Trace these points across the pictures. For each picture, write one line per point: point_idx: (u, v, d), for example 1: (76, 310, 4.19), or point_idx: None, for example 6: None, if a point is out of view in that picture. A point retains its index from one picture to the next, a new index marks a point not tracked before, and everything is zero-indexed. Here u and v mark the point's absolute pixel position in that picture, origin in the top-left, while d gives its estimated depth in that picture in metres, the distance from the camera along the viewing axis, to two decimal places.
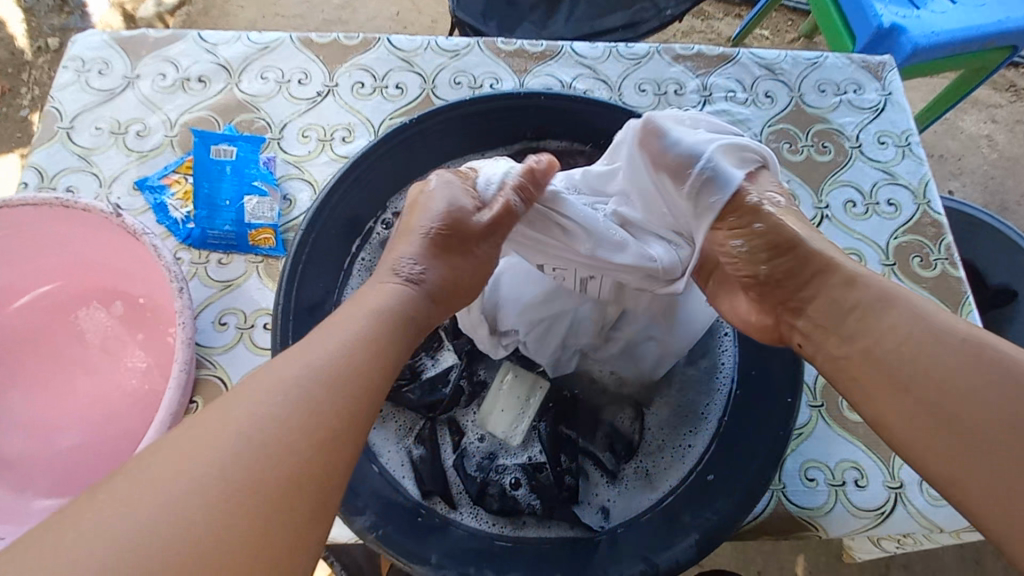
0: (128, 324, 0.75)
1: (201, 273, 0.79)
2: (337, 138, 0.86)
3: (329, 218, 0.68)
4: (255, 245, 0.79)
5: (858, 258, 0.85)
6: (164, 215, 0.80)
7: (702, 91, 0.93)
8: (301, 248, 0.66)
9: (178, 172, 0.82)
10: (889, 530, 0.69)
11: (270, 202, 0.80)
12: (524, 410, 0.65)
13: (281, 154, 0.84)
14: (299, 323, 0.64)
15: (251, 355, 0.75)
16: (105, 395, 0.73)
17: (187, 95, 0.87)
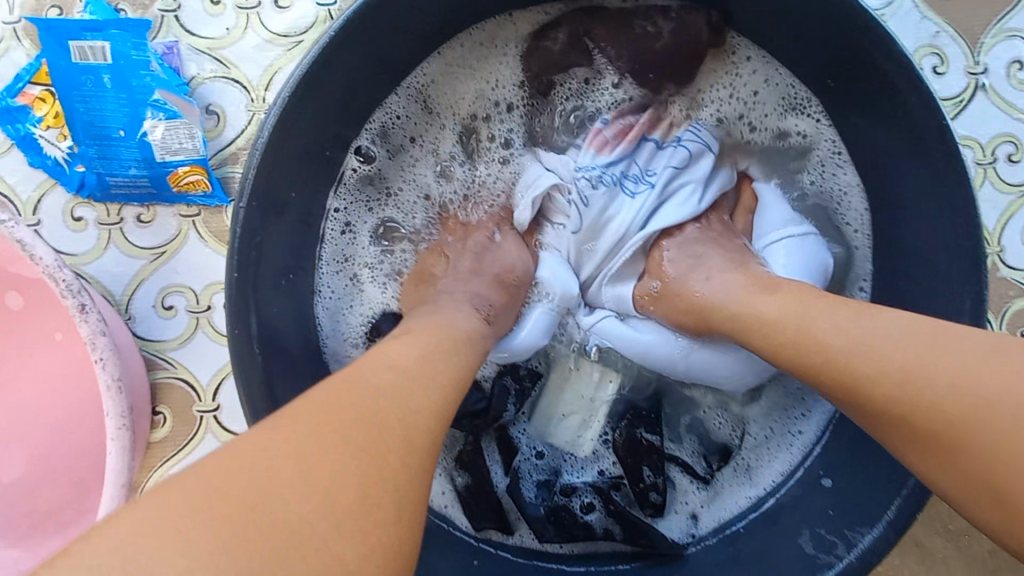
0: (39, 321, 0.55)
1: (118, 238, 0.56)
2: (266, 2, 0.55)
3: (278, 172, 0.42)
4: (182, 191, 0.55)
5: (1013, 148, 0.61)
6: (37, 155, 0.54)
7: None
8: (245, 235, 0.40)
9: (38, 84, 0.53)
10: None
11: (185, 124, 0.53)
12: (592, 413, 0.54)
13: (185, 39, 0.55)
14: (268, 348, 0.43)
15: (217, 346, 0.57)
16: (42, 414, 0.56)
17: None
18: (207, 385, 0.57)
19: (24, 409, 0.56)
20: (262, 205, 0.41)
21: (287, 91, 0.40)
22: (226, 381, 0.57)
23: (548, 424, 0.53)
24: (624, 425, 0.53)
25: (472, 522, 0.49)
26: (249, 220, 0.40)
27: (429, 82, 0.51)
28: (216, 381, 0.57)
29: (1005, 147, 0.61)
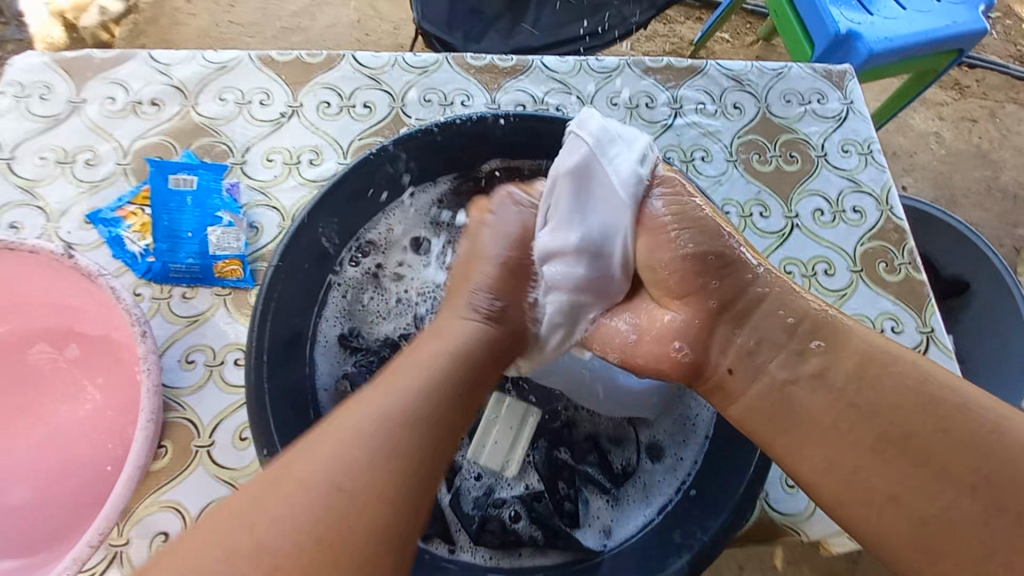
0: (84, 367, 0.70)
1: (164, 309, 0.74)
2: (304, 161, 0.83)
3: (297, 253, 0.65)
4: (222, 276, 0.75)
5: (827, 266, 0.86)
6: (120, 249, 0.76)
7: (673, 104, 0.93)
8: (272, 286, 0.63)
9: (134, 203, 0.77)
10: None
11: (236, 231, 0.77)
12: (516, 441, 0.67)
13: (245, 180, 0.81)
14: (274, 364, 0.62)
15: (223, 394, 0.72)
16: (61, 446, 0.67)
17: (139, 120, 0.82)
18: (207, 424, 0.70)
19: (44, 443, 0.68)
20: (277, 285, 0.63)
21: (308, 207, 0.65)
22: (223, 422, 0.70)
23: (481, 450, 0.66)
24: (543, 450, 0.68)
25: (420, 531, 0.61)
26: (274, 294, 0.63)
27: (404, 211, 0.74)
28: (215, 422, 0.70)
29: (821, 265, 0.85)
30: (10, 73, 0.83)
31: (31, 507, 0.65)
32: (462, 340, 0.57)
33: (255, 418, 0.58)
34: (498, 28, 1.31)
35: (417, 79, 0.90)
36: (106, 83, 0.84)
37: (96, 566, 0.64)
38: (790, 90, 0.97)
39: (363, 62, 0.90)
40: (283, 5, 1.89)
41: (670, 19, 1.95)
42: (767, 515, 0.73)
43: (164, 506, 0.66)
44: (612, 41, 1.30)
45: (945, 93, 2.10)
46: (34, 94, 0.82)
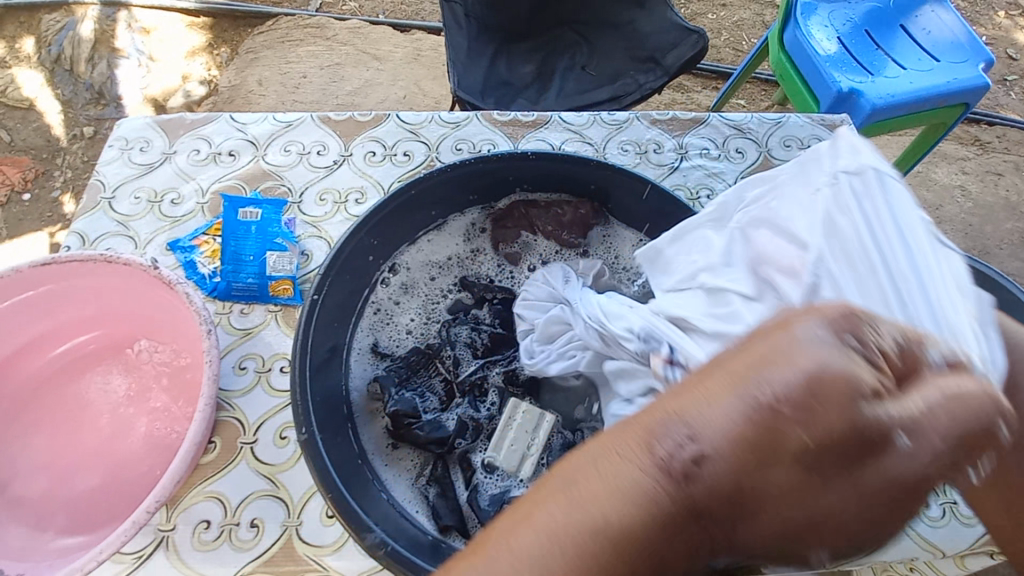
0: (155, 369, 0.80)
1: (225, 322, 0.85)
2: (351, 200, 0.96)
3: (338, 272, 0.74)
4: (275, 295, 0.86)
5: None
6: (192, 271, 0.88)
7: (678, 150, 1.03)
8: (316, 299, 0.71)
9: (208, 234, 0.91)
10: (891, 552, 0.72)
11: (289, 256, 0.88)
12: (531, 444, 0.71)
13: (301, 216, 0.94)
14: (314, 363, 0.69)
15: (268, 396, 0.80)
16: (127, 438, 0.76)
17: (218, 167, 0.98)
18: (252, 422, 0.78)
19: (111, 433, 0.77)
20: (325, 293, 0.72)
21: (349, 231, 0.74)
22: (266, 421, 0.78)
23: (499, 450, 0.71)
24: (557, 451, 0.71)
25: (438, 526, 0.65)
26: (317, 303, 0.71)
27: (431, 240, 0.84)
28: (260, 421, 0.78)
29: None
30: (119, 132, 1.01)
31: (95, 491, 0.73)
32: (658, 479, 0.34)
33: (298, 405, 0.64)
34: (525, 96, 1.48)
35: (451, 132, 1.03)
36: (194, 138, 1.01)
37: (145, 548, 0.70)
38: (789, 136, 1.05)
39: (404, 119, 1.05)
40: (341, 86, 2.16)
41: (686, 87, 2.11)
42: None
43: (208, 496, 0.73)
44: (628, 102, 1.44)
45: (965, 148, 2.14)
46: (136, 147, 0.99)
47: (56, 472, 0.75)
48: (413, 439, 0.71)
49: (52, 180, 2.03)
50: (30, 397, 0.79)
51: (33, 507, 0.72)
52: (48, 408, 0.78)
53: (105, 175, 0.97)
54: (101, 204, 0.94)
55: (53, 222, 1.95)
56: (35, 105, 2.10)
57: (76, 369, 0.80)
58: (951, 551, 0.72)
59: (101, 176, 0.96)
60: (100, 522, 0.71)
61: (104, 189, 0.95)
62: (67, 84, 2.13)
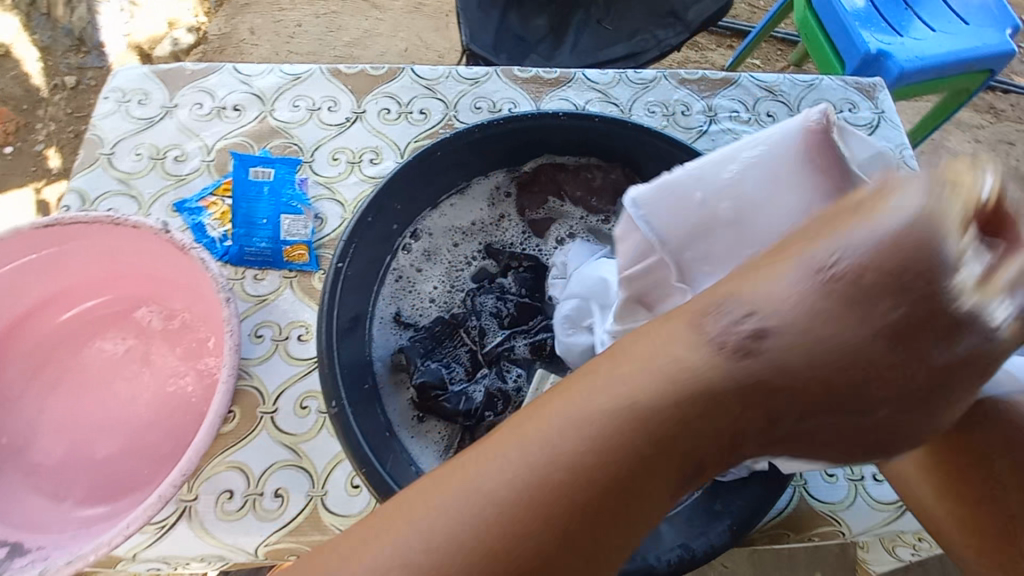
0: (168, 336, 0.78)
1: (238, 288, 0.81)
2: (365, 161, 0.91)
3: (362, 238, 0.70)
4: (290, 260, 0.83)
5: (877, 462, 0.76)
6: (201, 234, 0.84)
7: (707, 112, 0.99)
8: (340, 265, 0.67)
9: (216, 194, 0.86)
10: (909, 522, 0.73)
11: (304, 220, 0.84)
12: None
13: (313, 176, 0.89)
14: (342, 335, 0.66)
15: (287, 365, 0.78)
16: (143, 405, 0.74)
17: (223, 123, 0.92)
18: (272, 392, 0.76)
19: (126, 401, 0.75)
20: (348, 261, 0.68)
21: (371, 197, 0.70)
22: (286, 391, 0.76)
23: None
24: None
25: None
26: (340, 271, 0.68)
27: (452, 205, 0.81)
28: (279, 390, 0.76)
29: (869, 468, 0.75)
30: (115, 82, 0.95)
31: (113, 460, 0.72)
32: None
33: (326, 371, 0.62)
34: (539, 51, 1.40)
35: (469, 89, 0.98)
36: (197, 91, 0.94)
37: (169, 518, 0.69)
38: (821, 100, 1.01)
39: (419, 74, 0.99)
40: (338, 36, 2.05)
41: (701, 46, 2.02)
42: (807, 503, 0.73)
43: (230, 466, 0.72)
44: (646, 61, 1.37)
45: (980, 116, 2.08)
46: (134, 99, 0.93)
47: (70, 440, 0.72)
48: (440, 411, 0.69)
49: (34, 133, 1.93)
50: (36, 363, 0.76)
51: (50, 474, 0.70)
52: (58, 375, 0.76)
53: (102, 129, 0.91)
54: (100, 160, 0.88)
55: (39, 177, 1.86)
56: (11, 50, 1.97)
57: (84, 334, 0.77)
58: None
59: (98, 131, 0.90)
60: (121, 491, 0.69)
61: (103, 145, 0.89)
62: (46, 29, 1.99)
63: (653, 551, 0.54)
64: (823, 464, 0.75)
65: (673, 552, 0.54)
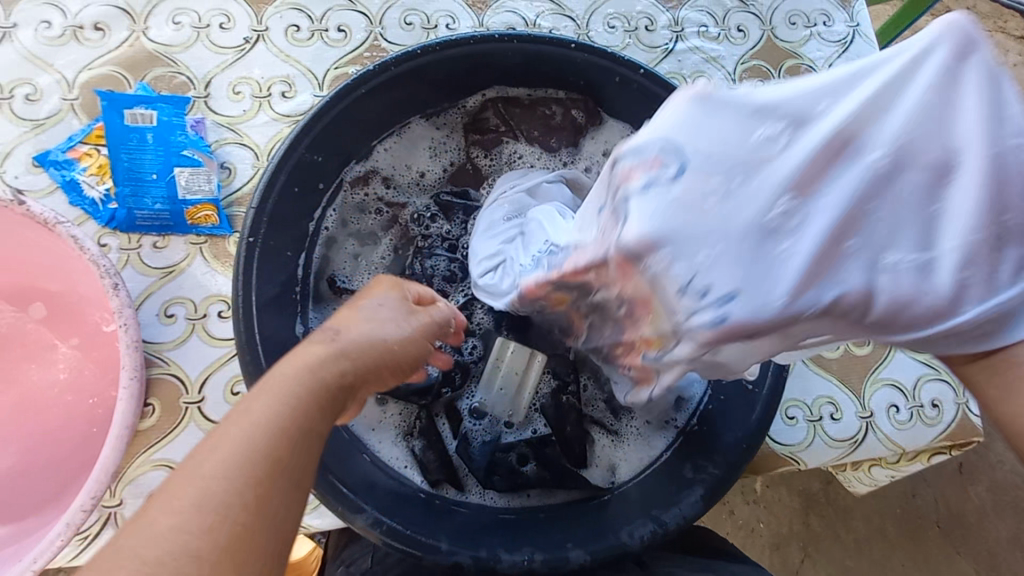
0: (54, 324, 0.65)
1: (134, 260, 0.68)
2: (276, 94, 0.75)
3: (277, 199, 0.58)
4: (195, 224, 0.69)
5: (834, 407, 0.76)
6: (77, 195, 0.69)
7: (673, 27, 0.87)
8: (253, 229, 0.56)
9: (88, 144, 0.70)
10: (862, 455, 0.75)
11: (206, 173, 0.70)
12: (522, 386, 0.66)
13: (211, 116, 0.73)
14: (264, 316, 0.56)
15: (208, 348, 0.67)
16: (37, 403, 0.64)
17: (82, 47, 0.74)
18: (195, 380, 0.66)
19: (17, 402, 0.64)
20: (267, 235, 0.57)
21: (277, 155, 0.57)
22: (211, 377, 0.66)
23: (488, 394, 0.66)
24: (549, 394, 0.66)
25: (429, 480, 0.60)
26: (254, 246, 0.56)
27: (388, 154, 0.70)
28: (203, 376, 0.66)
29: (827, 408, 0.76)
30: None
31: None
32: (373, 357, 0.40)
33: (247, 356, 0.53)
34: None
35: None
36: (40, 4, 0.74)
37: (90, 528, 0.61)
38: (794, 10, 0.91)
39: None
40: None
41: None
42: (767, 446, 0.74)
43: (156, 465, 0.63)
44: None
45: None
46: None
47: None
48: (393, 391, 0.63)
49: None
50: None
51: None
52: None
53: None
54: None
55: None
56: None
57: None
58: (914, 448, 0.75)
59: None
60: None
61: None
62: None
63: (625, 524, 0.54)
64: (783, 408, 0.75)
65: (645, 527, 0.53)
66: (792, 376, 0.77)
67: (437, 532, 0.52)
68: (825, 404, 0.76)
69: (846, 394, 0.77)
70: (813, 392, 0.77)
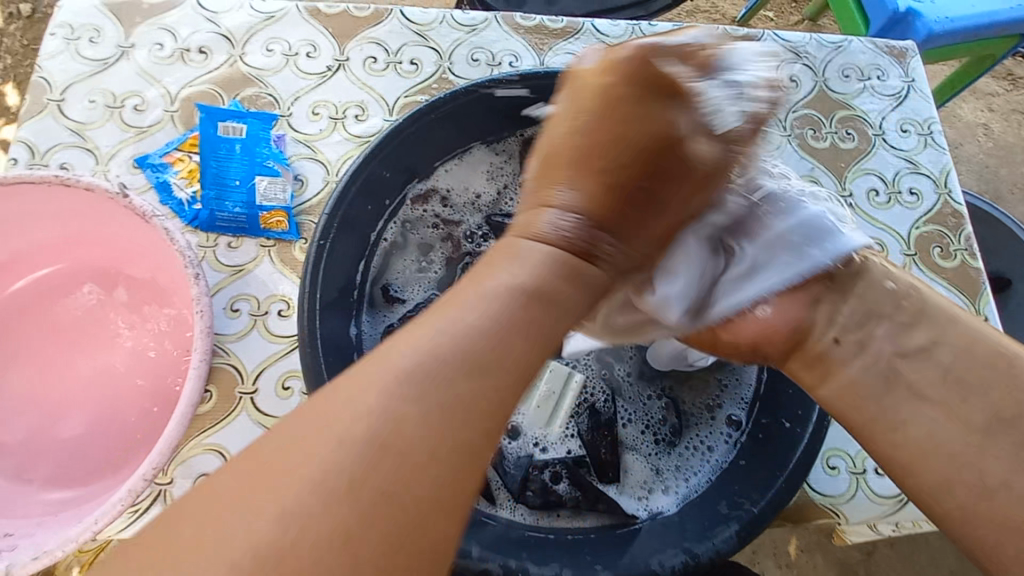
0: (135, 310, 0.71)
1: (210, 257, 0.74)
2: (350, 117, 0.82)
3: (348, 207, 0.63)
4: (267, 228, 0.75)
5: (879, 460, 0.74)
6: (167, 195, 0.76)
7: None
8: (325, 234, 0.61)
9: (182, 150, 0.78)
10: (908, 514, 0.72)
11: (282, 182, 0.77)
12: (557, 404, 0.67)
13: (292, 133, 0.80)
14: (325, 314, 0.60)
15: (266, 343, 0.71)
16: (109, 381, 0.69)
17: (187, 67, 0.83)
18: (250, 371, 0.70)
19: (93, 379, 0.69)
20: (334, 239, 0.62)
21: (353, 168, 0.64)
22: (265, 370, 0.70)
23: (524, 412, 0.67)
24: (585, 418, 0.67)
25: None
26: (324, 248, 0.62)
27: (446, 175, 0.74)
28: (259, 369, 0.70)
29: (871, 461, 0.73)
30: (61, 16, 0.84)
31: (77, 442, 0.66)
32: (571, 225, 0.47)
33: (307, 348, 0.57)
34: None
35: (466, 37, 0.88)
36: (156, 29, 0.84)
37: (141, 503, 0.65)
38: (848, 64, 0.93)
39: (411, 18, 0.88)
40: None
41: None
42: (806, 495, 0.72)
43: (205, 450, 0.67)
44: (657, 9, 1.07)
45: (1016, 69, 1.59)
46: (84, 37, 0.83)
47: (31, 419, 0.67)
48: None
49: None
50: None
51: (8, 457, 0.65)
52: (17, 347, 0.70)
53: (50, 70, 0.81)
54: (49, 107, 0.79)
55: None
56: None
57: (43, 305, 0.71)
58: None
59: (45, 72, 0.81)
60: (87, 476, 0.64)
61: (51, 90, 0.80)
62: None
63: (656, 553, 0.53)
64: (825, 455, 0.73)
65: (677, 557, 0.53)
66: (835, 423, 0.75)
67: (468, 538, 0.53)
68: (869, 456, 0.74)
69: None
70: (857, 443, 0.74)
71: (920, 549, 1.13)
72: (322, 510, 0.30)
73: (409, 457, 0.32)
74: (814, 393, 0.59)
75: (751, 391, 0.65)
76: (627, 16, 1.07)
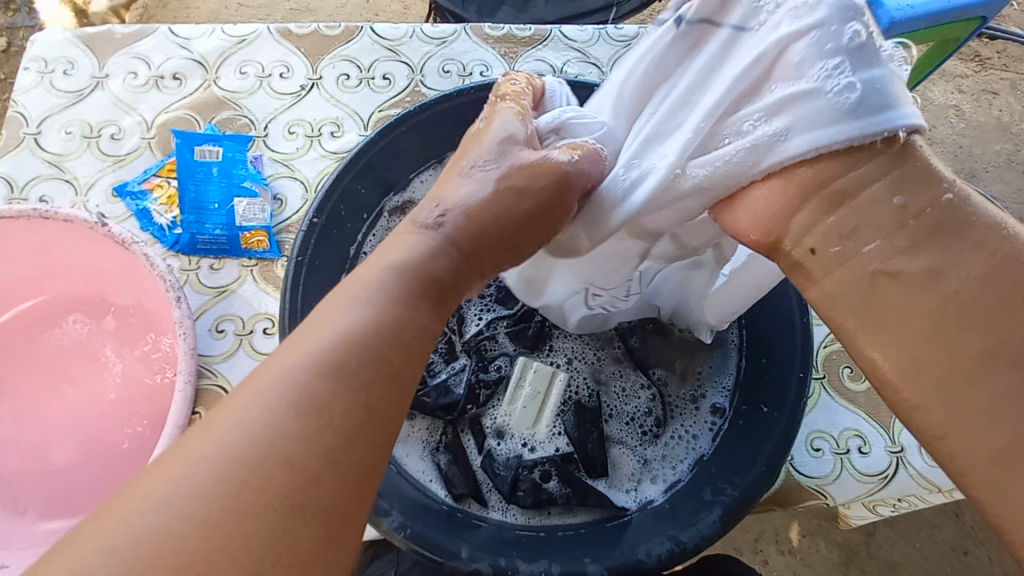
0: (120, 337, 0.72)
1: (193, 280, 0.75)
2: (326, 133, 0.83)
3: (328, 225, 0.65)
4: (248, 247, 0.76)
5: (862, 440, 0.75)
6: (148, 221, 0.77)
7: None
8: (304, 251, 0.62)
9: (160, 176, 0.79)
10: (893, 491, 0.73)
11: (261, 203, 0.78)
12: (543, 403, 0.68)
13: (268, 152, 0.81)
14: None
15: (253, 361, 0.72)
16: (96, 408, 0.69)
17: (161, 94, 0.84)
18: None
19: (81, 407, 0.70)
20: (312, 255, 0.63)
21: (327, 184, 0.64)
22: None
23: (511, 414, 0.68)
24: (571, 416, 0.68)
25: (452, 493, 0.61)
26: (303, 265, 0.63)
27: None
28: None
29: (854, 441, 0.75)
30: (35, 50, 0.85)
31: (68, 471, 0.67)
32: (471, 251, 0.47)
33: None
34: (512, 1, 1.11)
35: (436, 50, 0.89)
36: (129, 57, 0.85)
37: None
38: None
39: (381, 34, 0.90)
40: None
41: None
42: (793, 478, 0.73)
43: None
44: (627, 12, 1.08)
45: (984, 49, 1.62)
46: (58, 69, 0.84)
47: (20, 451, 0.68)
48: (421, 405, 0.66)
49: None
50: None
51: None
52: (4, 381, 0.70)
53: (25, 105, 0.82)
54: (25, 141, 0.80)
55: None
56: None
57: (28, 337, 0.72)
58: (948, 485, 0.73)
59: (21, 107, 0.82)
60: (79, 504, 0.64)
61: (27, 124, 0.81)
62: None
63: (643, 542, 0.55)
64: (809, 438, 0.75)
65: (664, 545, 0.54)
66: (817, 406, 0.76)
67: (458, 540, 0.54)
68: (852, 436, 0.75)
69: (874, 428, 0.76)
70: (839, 424, 0.76)
71: (918, 529, 1.14)
72: (232, 501, 0.32)
73: (309, 454, 0.34)
74: (790, 377, 0.61)
75: (733, 377, 0.66)
76: (596, 20, 1.09)
